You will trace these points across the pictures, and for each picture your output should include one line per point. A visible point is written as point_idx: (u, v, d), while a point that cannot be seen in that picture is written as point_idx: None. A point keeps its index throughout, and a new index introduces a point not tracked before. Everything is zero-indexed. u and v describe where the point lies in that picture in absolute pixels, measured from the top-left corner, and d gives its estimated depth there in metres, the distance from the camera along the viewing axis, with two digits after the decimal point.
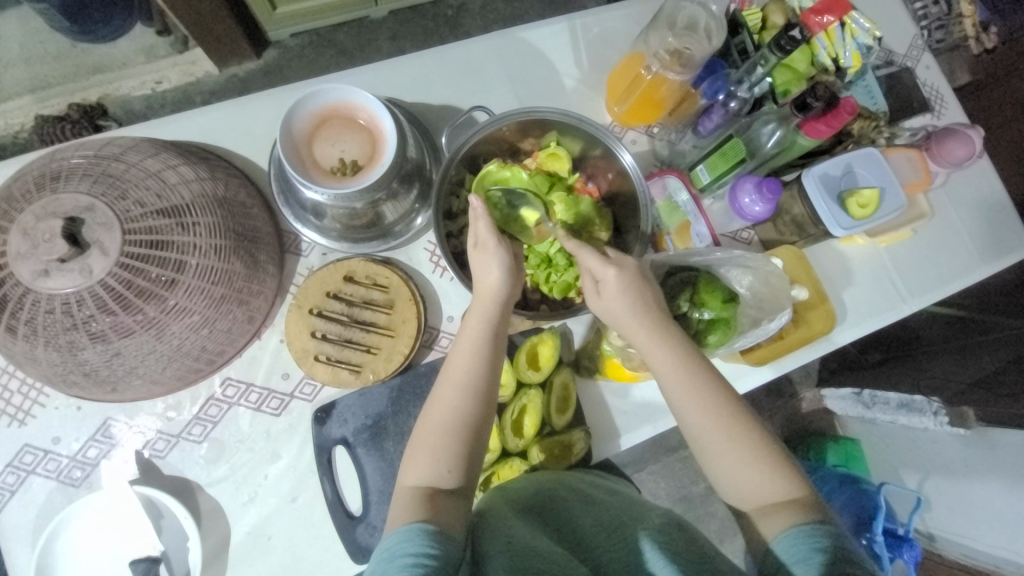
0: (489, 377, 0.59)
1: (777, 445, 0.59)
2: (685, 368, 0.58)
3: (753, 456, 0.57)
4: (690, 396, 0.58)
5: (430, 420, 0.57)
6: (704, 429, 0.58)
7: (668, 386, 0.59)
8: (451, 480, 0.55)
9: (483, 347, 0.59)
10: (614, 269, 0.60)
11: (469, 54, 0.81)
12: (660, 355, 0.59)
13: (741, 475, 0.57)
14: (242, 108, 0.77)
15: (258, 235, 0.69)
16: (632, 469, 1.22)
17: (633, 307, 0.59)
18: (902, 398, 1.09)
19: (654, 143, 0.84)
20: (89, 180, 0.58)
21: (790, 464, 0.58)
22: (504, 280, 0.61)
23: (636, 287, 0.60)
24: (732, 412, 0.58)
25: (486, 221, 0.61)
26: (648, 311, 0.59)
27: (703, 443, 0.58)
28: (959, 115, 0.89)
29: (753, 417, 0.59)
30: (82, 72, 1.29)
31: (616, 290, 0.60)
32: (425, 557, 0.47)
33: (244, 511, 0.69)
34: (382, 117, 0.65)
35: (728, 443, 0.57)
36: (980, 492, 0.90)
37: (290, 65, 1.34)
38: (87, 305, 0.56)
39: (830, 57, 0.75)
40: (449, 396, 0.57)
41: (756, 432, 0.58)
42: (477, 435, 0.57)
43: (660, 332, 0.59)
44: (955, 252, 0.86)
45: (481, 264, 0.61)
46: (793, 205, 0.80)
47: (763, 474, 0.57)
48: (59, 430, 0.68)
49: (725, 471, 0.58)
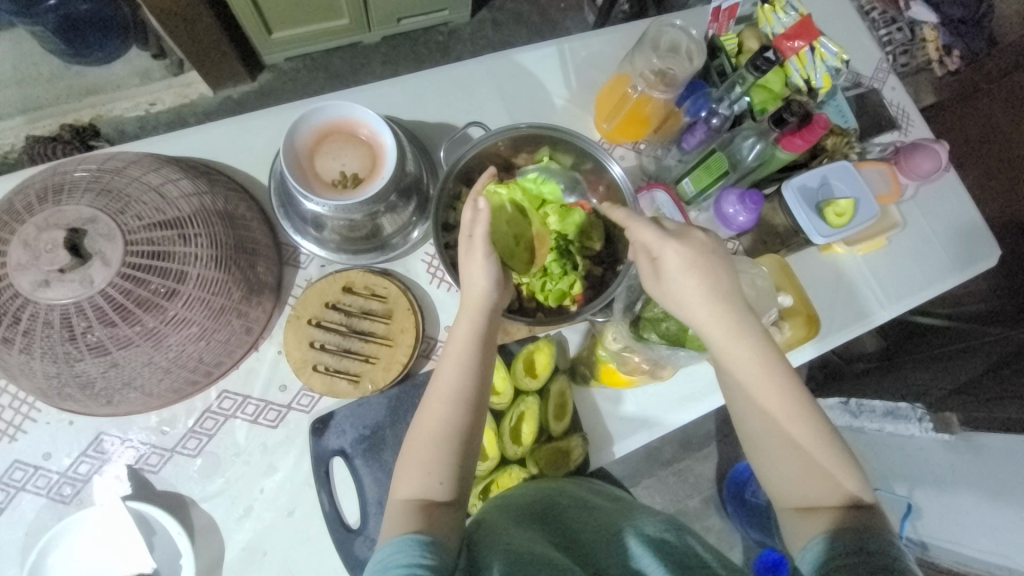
0: (480, 388, 0.59)
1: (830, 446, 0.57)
2: (760, 358, 0.58)
3: (807, 456, 0.56)
4: (752, 378, 0.57)
5: (421, 434, 0.57)
6: (765, 419, 0.57)
7: (739, 367, 0.58)
8: (442, 491, 0.55)
9: (475, 354, 0.59)
10: (676, 250, 0.59)
11: (463, 75, 0.85)
12: (733, 334, 0.58)
13: (785, 475, 0.57)
14: (242, 125, 0.79)
15: (256, 247, 0.70)
16: (627, 483, 1.24)
17: (702, 293, 0.58)
18: (887, 406, 1.16)
19: (641, 158, 0.89)
20: (92, 194, 0.59)
21: (847, 468, 0.56)
22: (491, 288, 0.61)
23: (701, 268, 0.58)
24: (790, 404, 0.57)
25: (484, 226, 0.60)
26: (714, 295, 0.58)
27: (754, 436, 0.58)
28: (925, 133, 0.95)
29: (814, 421, 0.57)
30: (76, 94, 1.30)
31: (675, 275, 0.59)
32: (418, 567, 0.47)
33: (239, 526, 0.68)
34: (383, 132, 0.67)
35: (783, 440, 0.57)
36: (968, 500, 0.94)
37: (284, 87, 1.37)
38: (86, 316, 0.56)
39: (802, 79, 0.81)
40: (440, 409, 0.57)
41: (820, 428, 0.57)
42: (468, 447, 0.57)
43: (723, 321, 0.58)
44: (929, 260, 0.90)
45: (467, 271, 0.61)
46: (774, 216, 0.84)
47: (814, 475, 0.56)
48: (50, 446, 0.67)
49: (769, 464, 0.58)
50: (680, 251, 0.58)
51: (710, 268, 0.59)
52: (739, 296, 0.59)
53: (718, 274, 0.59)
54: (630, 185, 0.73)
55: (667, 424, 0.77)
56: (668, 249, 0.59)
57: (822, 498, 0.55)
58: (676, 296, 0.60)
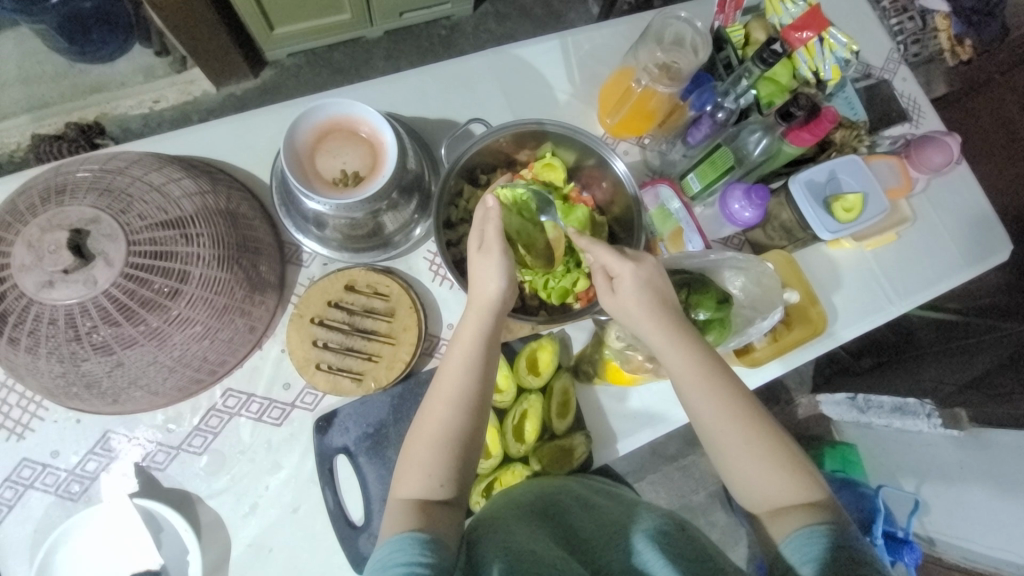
0: (481, 391, 0.58)
1: (789, 444, 0.58)
2: (710, 365, 0.58)
3: (772, 456, 0.57)
4: (705, 390, 0.58)
5: (421, 436, 0.57)
6: (729, 425, 0.57)
7: (694, 381, 0.58)
8: (443, 492, 0.55)
9: (478, 357, 0.59)
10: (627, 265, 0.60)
11: (465, 70, 0.84)
12: (681, 350, 0.58)
13: (755, 478, 0.56)
14: (244, 124, 0.79)
15: (259, 246, 0.70)
16: (632, 478, 1.24)
17: (652, 307, 0.59)
18: (895, 402, 1.13)
19: (645, 153, 0.87)
20: (95, 194, 0.59)
21: (806, 466, 0.57)
22: (504, 288, 0.60)
23: (649, 280, 0.60)
24: (747, 408, 0.58)
25: (496, 225, 0.61)
26: (664, 306, 0.59)
27: (718, 445, 0.58)
28: (936, 124, 0.93)
29: (769, 421, 0.58)
30: (81, 92, 1.30)
31: (627, 285, 0.60)
32: (417, 565, 0.48)
33: (245, 523, 0.68)
34: (383, 130, 0.67)
35: (747, 445, 0.57)
36: (979, 497, 0.93)
37: (286, 84, 1.37)
38: (90, 316, 0.56)
39: (810, 71, 0.79)
40: (441, 411, 0.57)
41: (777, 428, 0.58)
42: (468, 449, 0.57)
43: (675, 331, 0.59)
44: (938, 254, 0.89)
45: (481, 270, 0.60)
46: (781, 211, 0.82)
47: (779, 476, 0.56)
48: (58, 444, 0.68)
49: (735, 471, 0.57)
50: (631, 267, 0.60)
51: (655, 281, 0.60)
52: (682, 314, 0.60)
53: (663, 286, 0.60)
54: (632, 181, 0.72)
55: (671, 422, 0.77)
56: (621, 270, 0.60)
57: (788, 498, 0.55)
58: (627, 310, 0.60)
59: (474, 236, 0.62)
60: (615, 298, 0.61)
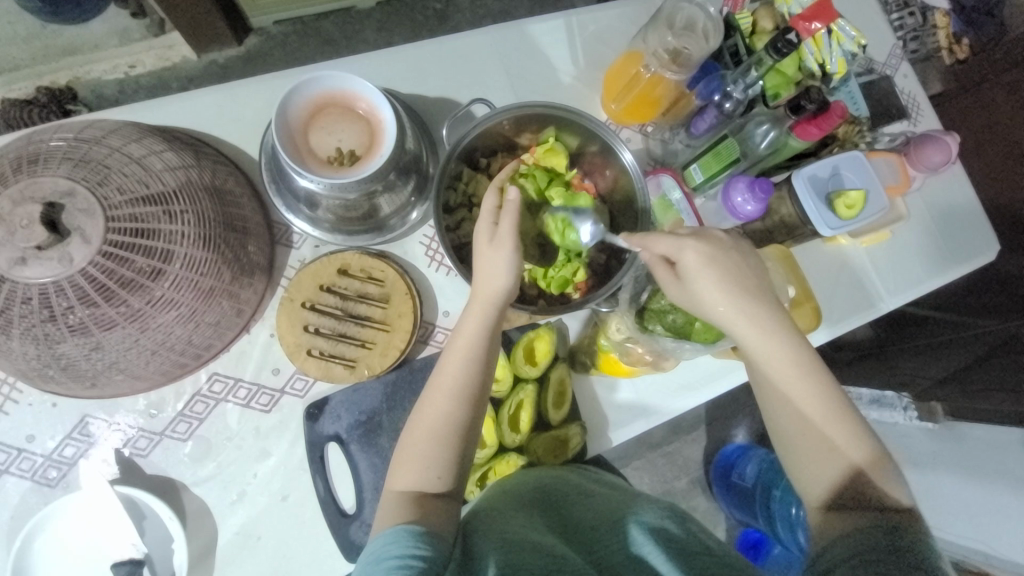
0: (480, 385, 0.57)
1: (866, 439, 0.55)
2: (785, 348, 0.57)
3: (840, 449, 0.55)
4: (774, 374, 0.57)
5: (419, 427, 0.56)
6: (793, 411, 0.56)
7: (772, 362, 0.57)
8: (440, 486, 0.55)
9: (479, 351, 0.57)
10: (694, 242, 0.58)
11: (465, 47, 0.80)
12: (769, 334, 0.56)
13: (819, 470, 0.55)
14: (230, 95, 0.75)
15: (247, 226, 0.67)
16: (618, 464, 1.26)
17: (728, 286, 0.57)
18: (873, 394, 1.16)
19: (648, 142, 0.85)
20: (70, 164, 0.55)
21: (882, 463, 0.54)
22: (510, 286, 0.58)
23: (718, 258, 0.58)
24: (821, 396, 0.56)
25: (513, 217, 0.58)
26: (741, 286, 0.58)
27: (786, 431, 0.57)
28: (934, 123, 0.93)
29: (849, 414, 0.56)
30: (52, 55, 1.22)
31: (693, 264, 0.57)
32: (412, 560, 0.46)
33: (232, 511, 0.67)
34: (382, 107, 0.64)
35: (814, 434, 0.55)
36: (943, 483, 0.96)
37: (272, 53, 1.30)
38: (67, 295, 0.53)
39: (817, 63, 0.77)
40: (439, 405, 0.56)
41: (851, 422, 0.55)
42: (465, 442, 0.56)
43: (751, 311, 0.57)
44: (930, 252, 0.90)
45: (490, 263, 0.58)
46: (781, 206, 0.81)
47: (844, 475, 0.54)
48: (33, 428, 0.65)
49: (798, 460, 0.56)
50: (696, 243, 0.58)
51: (731, 261, 0.58)
52: (763, 295, 0.59)
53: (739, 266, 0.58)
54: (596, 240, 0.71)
55: (665, 414, 0.77)
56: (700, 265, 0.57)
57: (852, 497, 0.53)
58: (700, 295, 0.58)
59: (484, 228, 0.60)
60: (678, 281, 0.59)
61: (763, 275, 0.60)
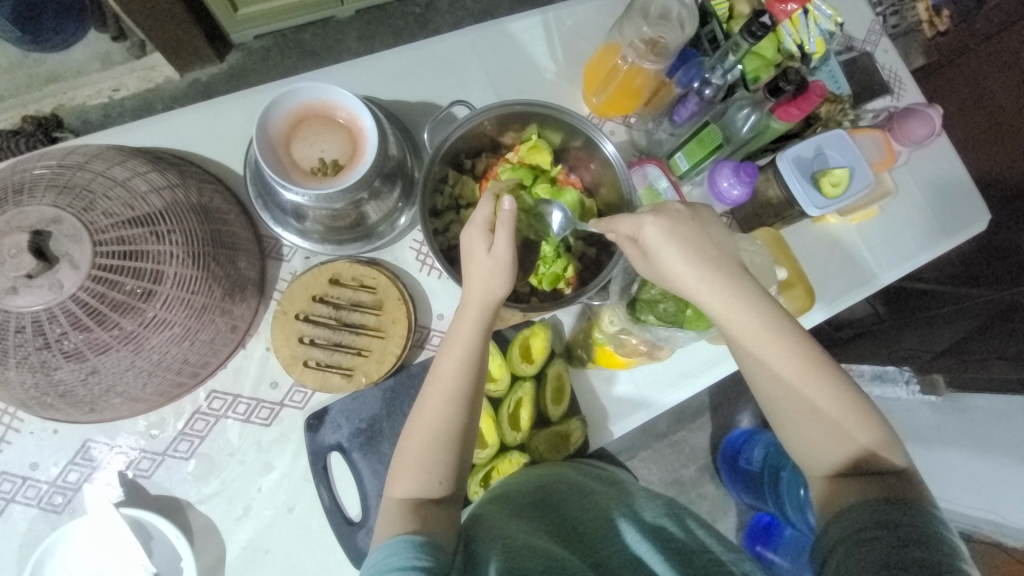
0: (479, 388, 0.58)
1: (858, 408, 0.54)
2: (764, 323, 0.55)
3: (832, 421, 0.54)
4: (756, 350, 0.56)
5: (417, 432, 0.56)
6: (782, 387, 0.55)
7: (749, 343, 0.56)
8: (440, 490, 0.55)
9: (475, 355, 0.57)
10: (654, 221, 0.58)
11: (444, 50, 0.80)
12: (739, 313, 0.56)
13: (810, 443, 0.55)
14: (212, 112, 0.75)
15: (236, 241, 0.67)
16: (624, 456, 1.26)
17: (696, 266, 0.57)
18: (875, 370, 1.21)
19: (632, 133, 0.86)
20: (54, 191, 0.55)
21: (874, 431, 0.54)
22: (506, 288, 0.58)
23: (681, 236, 0.58)
24: (808, 368, 0.55)
25: (509, 226, 0.57)
26: (711, 264, 0.57)
27: (774, 408, 0.56)
28: (917, 97, 0.94)
29: (837, 383, 0.55)
30: (35, 82, 1.22)
31: (660, 246, 0.57)
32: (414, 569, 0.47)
33: (239, 526, 0.67)
34: (362, 115, 0.64)
35: (803, 408, 0.55)
36: (947, 458, 1.05)
37: (254, 68, 1.30)
38: (59, 322, 0.53)
39: (796, 44, 0.77)
40: (437, 409, 0.56)
41: (842, 393, 0.54)
42: (465, 446, 0.57)
43: (723, 288, 0.56)
44: (919, 225, 0.90)
45: (486, 269, 0.58)
46: (768, 188, 0.82)
47: (839, 439, 0.54)
48: (36, 456, 0.65)
49: (790, 435, 0.56)
50: (657, 221, 0.58)
51: (695, 240, 0.58)
52: (735, 268, 0.57)
53: (705, 244, 0.58)
54: (568, 229, 0.72)
55: (664, 403, 0.77)
56: (664, 246, 0.58)
57: (847, 460, 0.53)
58: (671, 279, 0.58)
59: (478, 232, 0.59)
60: (650, 263, 0.59)
61: (730, 248, 0.59)
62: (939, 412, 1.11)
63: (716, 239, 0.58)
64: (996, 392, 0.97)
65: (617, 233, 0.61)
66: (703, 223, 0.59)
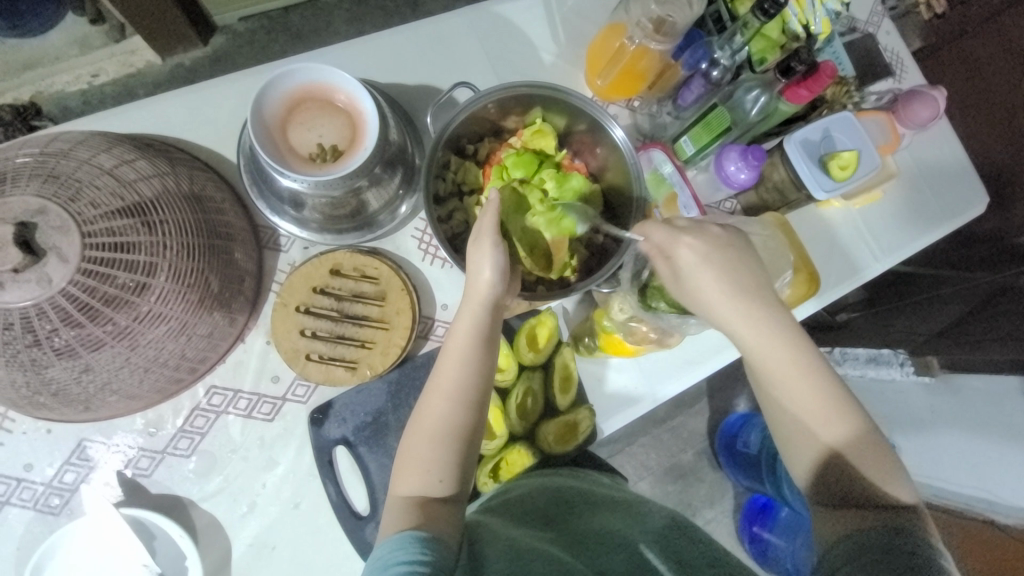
0: (481, 385, 0.56)
1: (877, 448, 0.55)
2: (789, 354, 0.56)
3: (847, 456, 0.55)
4: (778, 379, 0.57)
5: (418, 431, 0.55)
6: (798, 417, 0.56)
7: (771, 371, 0.57)
8: (443, 488, 0.54)
9: (472, 352, 0.56)
10: (691, 240, 0.56)
11: (442, 31, 0.77)
12: (765, 342, 0.56)
13: (821, 473, 0.56)
14: (201, 97, 0.72)
15: (231, 231, 0.65)
16: (625, 442, 1.26)
17: (728, 292, 0.56)
18: (869, 353, 1.28)
19: (635, 116, 0.84)
20: (38, 181, 0.52)
21: (892, 470, 0.54)
22: (496, 283, 0.57)
23: (717, 260, 0.56)
24: (830, 403, 0.56)
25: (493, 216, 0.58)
26: (744, 292, 0.57)
27: (788, 435, 0.58)
28: (920, 79, 0.93)
29: (857, 420, 0.56)
30: (10, 68, 1.16)
31: (694, 269, 0.56)
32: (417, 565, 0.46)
33: (244, 523, 0.66)
34: (362, 98, 0.61)
35: (817, 439, 0.56)
36: (944, 437, 1.06)
37: (240, 52, 1.25)
38: (49, 318, 0.51)
39: (802, 24, 0.75)
40: (438, 407, 0.55)
41: (860, 431, 0.55)
42: (469, 443, 0.56)
43: (753, 316, 0.57)
44: (920, 210, 0.90)
45: (474, 264, 0.57)
46: (774, 171, 0.80)
47: (854, 475, 0.54)
48: (30, 456, 0.63)
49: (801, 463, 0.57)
50: (694, 242, 0.56)
51: (730, 264, 0.57)
52: (767, 297, 0.58)
53: (740, 272, 0.57)
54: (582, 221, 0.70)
55: (671, 391, 0.77)
56: (699, 268, 0.56)
57: (859, 495, 0.54)
58: (700, 302, 0.58)
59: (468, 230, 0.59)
60: (680, 283, 0.58)
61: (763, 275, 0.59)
62: (933, 393, 1.15)
63: (734, 251, 0.58)
64: (994, 372, 1.01)
65: (651, 242, 0.59)
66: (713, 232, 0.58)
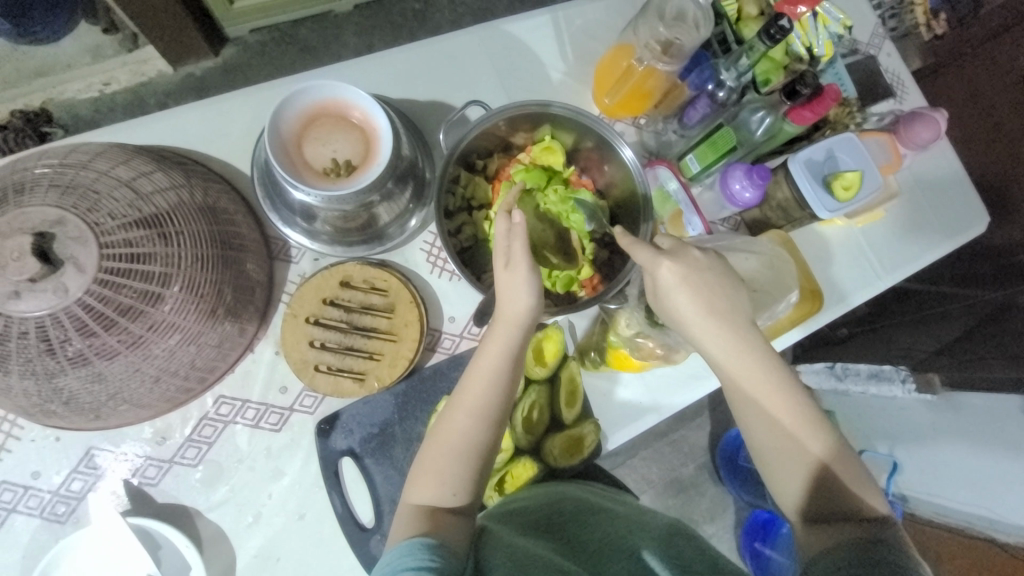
0: (503, 403, 0.56)
1: (847, 460, 0.57)
2: (767, 372, 0.58)
3: (823, 471, 0.56)
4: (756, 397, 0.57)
5: (437, 443, 0.55)
6: (777, 433, 0.57)
7: (749, 390, 0.58)
8: (456, 500, 0.54)
9: (501, 373, 0.56)
10: (671, 262, 0.58)
11: (453, 48, 0.79)
12: (743, 361, 0.58)
13: (798, 489, 0.57)
14: (215, 110, 0.73)
15: (243, 242, 0.66)
16: (626, 455, 1.26)
17: (708, 313, 0.58)
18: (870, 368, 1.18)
19: (642, 134, 0.85)
20: (57, 192, 0.53)
21: (862, 481, 0.56)
22: (532, 304, 0.57)
23: (695, 280, 0.58)
24: (803, 417, 0.57)
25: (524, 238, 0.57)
26: (722, 313, 0.58)
27: (766, 454, 0.58)
28: (920, 100, 0.95)
29: (828, 433, 0.57)
30: (23, 76, 1.18)
31: (677, 290, 0.58)
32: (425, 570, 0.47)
33: (249, 533, 0.66)
34: (376, 115, 0.63)
35: (795, 455, 0.57)
36: (952, 453, 1.04)
37: (250, 63, 1.27)
38: (64, 327, 0.51)
39: (805, 46, 0.77)
40: (460, 422, 0.55)
41: (832, 444, 0.57)
42: (484, 458, 0.56)
43: (730, 336, 0.58)
44: (922, 229, 0.91)
45: (510, 285, 0.57)
46: (777, 190, 0.82)
47: (828, 488, 0.56)
48: (38, 464, 0.63)
49: (779, 480, 0.58)
50: (674, 264, 0.58)
51: (708, 287, 0.58)
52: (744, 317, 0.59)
53: (718, 292, 0.59)
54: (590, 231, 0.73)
55: (675, 405, 0.77)
56: (677, 289, 0.58)
57: (832, 508, 0.55)
58: (682, 322, 0.59)
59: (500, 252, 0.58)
60: (662, 303, 0.60)
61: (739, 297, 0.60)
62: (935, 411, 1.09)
63: (728, 283, 0.59)
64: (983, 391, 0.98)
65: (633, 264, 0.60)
66: (709, 260, 0.59)
